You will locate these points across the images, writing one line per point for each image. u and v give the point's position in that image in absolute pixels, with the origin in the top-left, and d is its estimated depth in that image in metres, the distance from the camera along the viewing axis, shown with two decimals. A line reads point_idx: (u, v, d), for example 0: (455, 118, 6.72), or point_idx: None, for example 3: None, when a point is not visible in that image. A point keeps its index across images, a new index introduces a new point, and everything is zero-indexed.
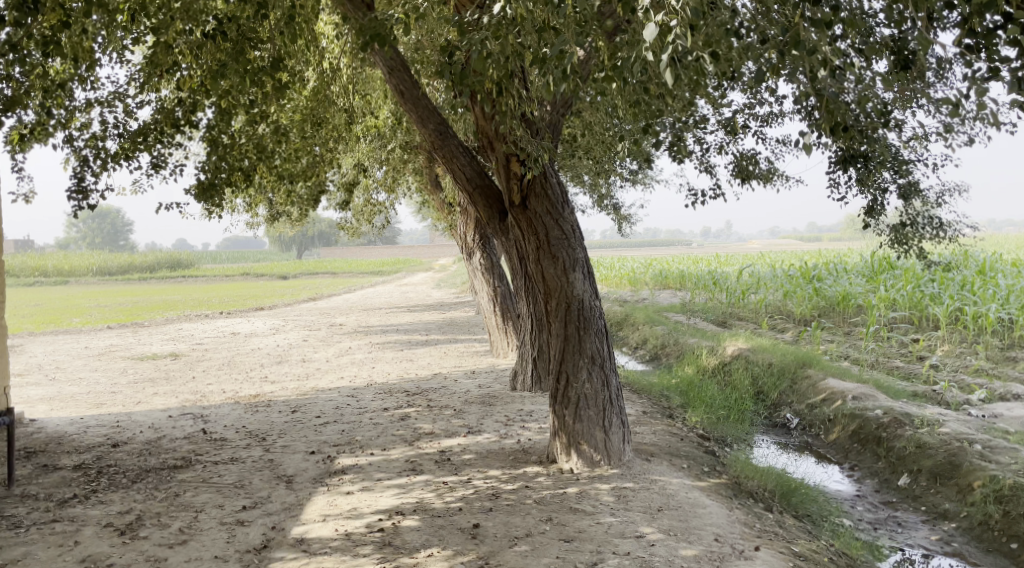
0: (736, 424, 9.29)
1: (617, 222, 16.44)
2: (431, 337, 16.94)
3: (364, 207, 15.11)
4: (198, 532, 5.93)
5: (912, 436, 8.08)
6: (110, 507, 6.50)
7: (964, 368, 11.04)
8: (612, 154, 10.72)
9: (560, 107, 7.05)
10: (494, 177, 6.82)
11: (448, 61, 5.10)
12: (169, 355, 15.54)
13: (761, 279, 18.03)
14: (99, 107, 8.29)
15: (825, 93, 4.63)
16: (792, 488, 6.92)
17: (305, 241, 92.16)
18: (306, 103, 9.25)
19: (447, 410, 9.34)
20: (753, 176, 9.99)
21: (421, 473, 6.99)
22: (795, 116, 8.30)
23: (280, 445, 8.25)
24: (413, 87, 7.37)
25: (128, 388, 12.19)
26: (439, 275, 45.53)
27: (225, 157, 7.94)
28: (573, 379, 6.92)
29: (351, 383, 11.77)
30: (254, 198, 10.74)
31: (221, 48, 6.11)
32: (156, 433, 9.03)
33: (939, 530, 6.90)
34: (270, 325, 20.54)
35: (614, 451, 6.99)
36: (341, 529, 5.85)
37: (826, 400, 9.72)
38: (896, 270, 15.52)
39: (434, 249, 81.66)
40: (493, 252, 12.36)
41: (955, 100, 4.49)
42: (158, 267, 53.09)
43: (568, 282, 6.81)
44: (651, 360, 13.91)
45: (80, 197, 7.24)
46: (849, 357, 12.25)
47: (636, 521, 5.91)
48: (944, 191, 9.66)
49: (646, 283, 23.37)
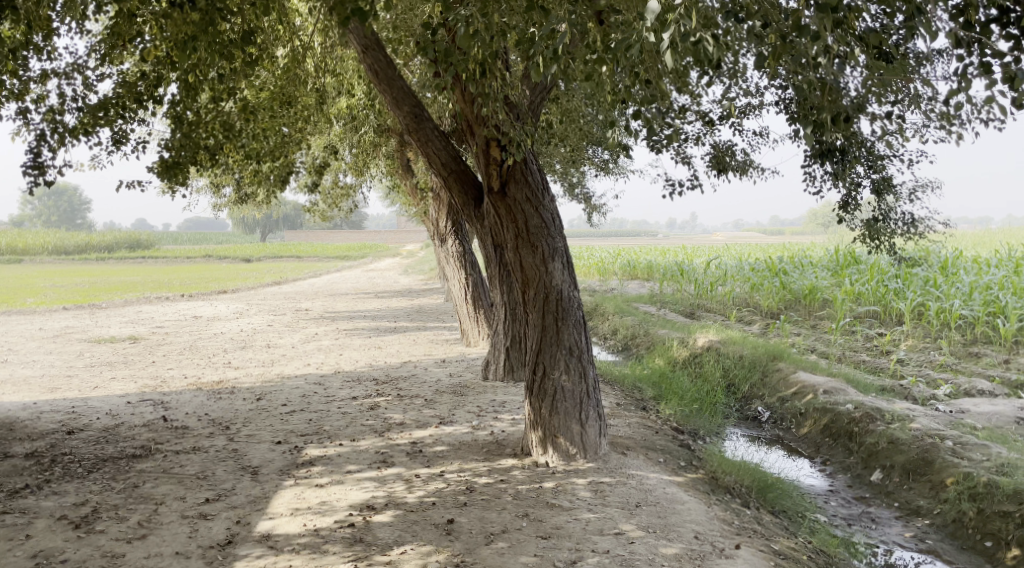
0: (708, 418, 9.22)
1: (587, 211, 16.33)
2: (398, 324, 16.67)
3: (332, 191, 14.81)
4: (159, 526, 5.67)
5: (884, 431, 8.06)
6: (64, 498, 6.21)
7: (929, 363, 11.10)
8: (587, 142, 10.54)
9: (540, 90, 6.87)
10: (472, 163, 6.58)
11: (430, 39, 4.82)
12: (128, 338, 15.08)
13: (728, 271, 18.05)
14: (57, 79, 7.92)
15: (816, 84, 4.46)
16: (768, 484, 6.83)
17: (268, 224, 90.85)
18: (275, 81, 8.95)
19: (417, 400, 9.13)
20: (729, 168, 9.89)
21: (392, 465, 6.79)
22: (772, 107, 8.17)
23: (244, 434, 7.99)
24: (389, 67, 7.11)
25: (84, 372, 11.77)
26: (405, 262, 45.13)
27: (190, 135, 7.66)
28: (550, 371, 6.76)
29: (317, 370, 11.50)
30: (219, 178, 10.40)
31: (189, 19, 5.77)
32: (114, 421, 8.69)
33: (912, 527, 6.87)
34: (233, 309, 20.12)
35: (590, 445, 6.85)
36: (310, 525, 5.63)
37: (797, 393, 9.69)
38: (861, 266, 15.60)
39: (399, 234, 81.08)
40: (464, 239, 12.13)
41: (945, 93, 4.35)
42: (116, 246, 51.86)
43: (548, 272, 6.64)
44: (621, 351, 13.82)
45: (36, 173, 6.88)
46: (817, 350, 12.27)
47: (614, 518, 5.77)
48: (916, 186, 9.63)
49: (614, 273, 23.31)
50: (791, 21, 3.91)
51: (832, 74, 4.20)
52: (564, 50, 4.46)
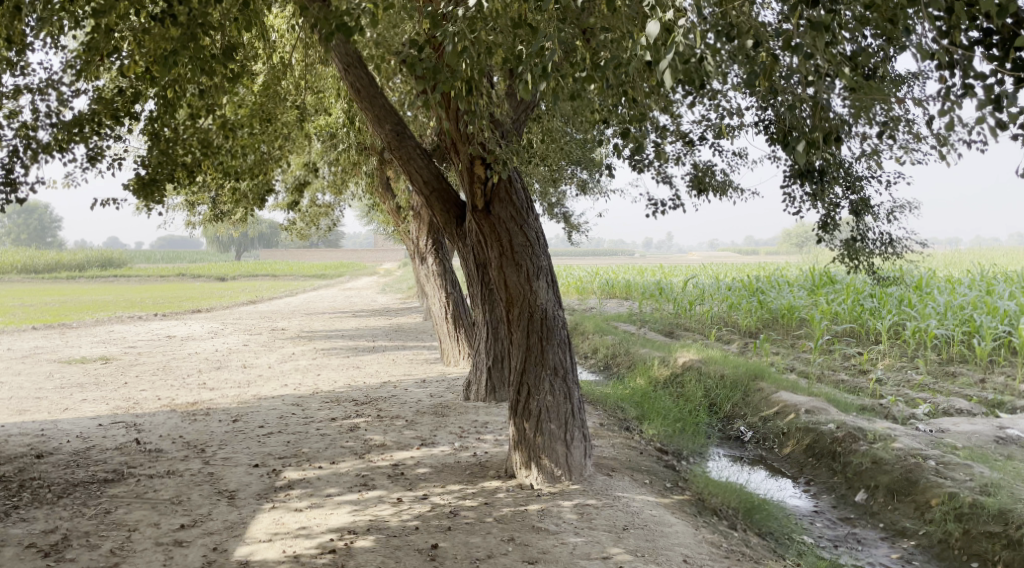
0: (691, 437, 9.15)
1: (567, 230, 16.31)
2: (376, 343, 16.48)
3: (310, 209, 14.68)
4: (132, 553, 5.48)
5: (868, 451, 8.03)
6: (33, 525, 6.00)
7: (907, 383, 11.11)
8: (567, 160, 10.49)
9: (523, 107, 6.86)
10: (456, 181, 6.51)
11: (416, 55, 4.72)
12: (99, 358, 14.78)
13: (707, 289, 18.07)
14: (31, 95, 7.79)
15: (801, 103, 4.42)
16: (755, 505, 6.76)
17: (242, 242, 90.16)
18: (254, 98, 8.85)
19: (397, 421, 8.98)
20: (710, 188, 9.89)
21: (373, 489, 6.63)
22: (753, 128, 8.17)
23: (220, 457, 7.80)
24: (371, 85, 7.04)
25: (54, 394, 11.49)
26: (381, 280, 44.83)
27: (169, 152, 7.58)
28: (535, 392, 6.67)
29: (295, 391, 11.29)
30: (195, 195, 10.25)
31: (171, 34, 5.66)
32: (85, 444, 8.47)
33: (899, 548, 6.82)
34: (208, 328, 19.83)
35: (575, 466, 6.76)
36: (289, 551, 5.47)
37: (779, 413, 9.65)
38: (837, 285, 15.69)
39: (375, 253, 80.80)
40: (445, 258, 12.02)
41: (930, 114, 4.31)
42: (87, 265, 51.11)
43: (532, 290, 6.56)
44: (602, 370, 13.75)
45: (8, 190, 6.72)
46: (796, 369, 12.26)
47: (601, 541, 5.67)
48: (894, 206, 9.67)
49: (593, 292, 23.28)
50: (781, 41, 3.85)
51: (822, 92, 4.13)
52: (553, 67, 4.40)
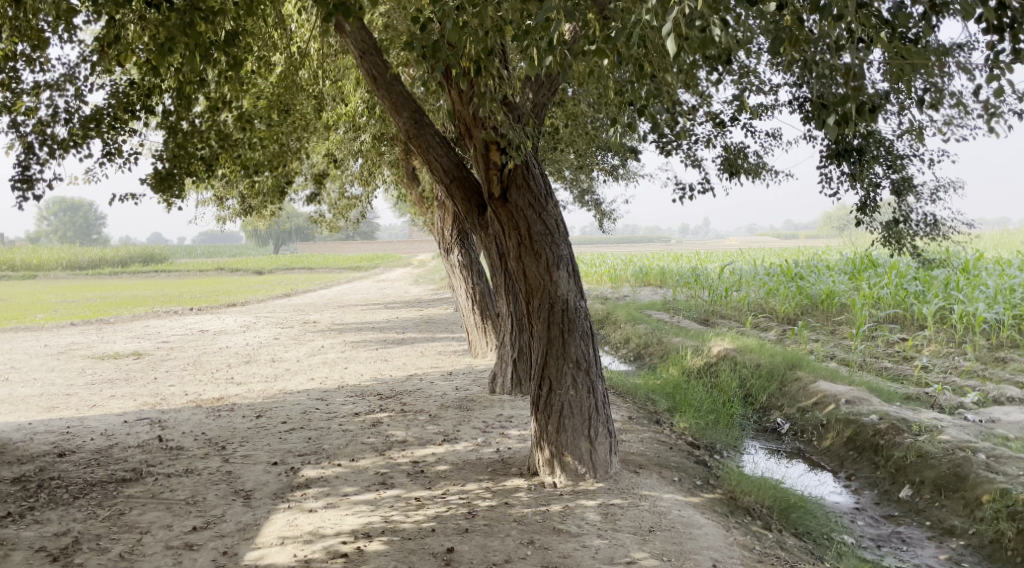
0: (724, 430, 8.78)
1: (598, 218, 15.94)
2: (406, 335, 16.29)
3: (338, 201, 14.52)
4: (141, 558, 5.35)
5: (912, 445, 7.60)
6: (46, 527, 5.90)
7: (955, 369, 10.60)
8: (593, 147, 10.12)
9: (543, 89, 6.52)
10: (472, 168, 6.21)
11: (419, 33, 4.44)
12: (132, 354, 14.83)
13: (743, 276, 17.55)
14: (48, 91, 7.70)
15: (834, 70, 4.03)
16: (791, 504, 6.41)
17: (280, 235, 90.90)
18: (272, 89, 8.67)
19: (421, 416, 8.76)
20: (741, 171, 9.48)
21: (391, 488, 6.43)
22: (789, 106, 7.78)
23: (241, 454, 7.66)
24: (387, 72, 6.78)
25: (85, 390, 11.50)
26: (417, 271, 44.63)
27: (185, 145, 7.38)
28: (556, 387, 6.40)
29: (321, 385, 11.16)
30: (218, 189, 10.14)
31: (169, 21, 5.46)
32: (108, 441, 8.41)
33: (947, 548, 6.43)
34: (239, 322, 19.85)
35: (600, 463, 6.48)
36: (300, 555, 5.28)
37: (818, 403, 9.22)
38: (879, 269, 15.08)
39: (410, 245, 81.13)
40: (471, 248, 11.75)
41: (975, 85, 3.91)
42: (130, 261, 51.93)
43: (552, 281, 6.28)
44: (635, 360, 13.39)
45: (25, 187, 6.61)
46: (836, 357, 11.78)
47: (626, 545, 5.40)
48: (939, 186, 9.18)
49: (627, 280, 22.84)
50: (811, 2, 3.49)
51: (858, 58, 3.75)
52: (560, 41, 4.10)
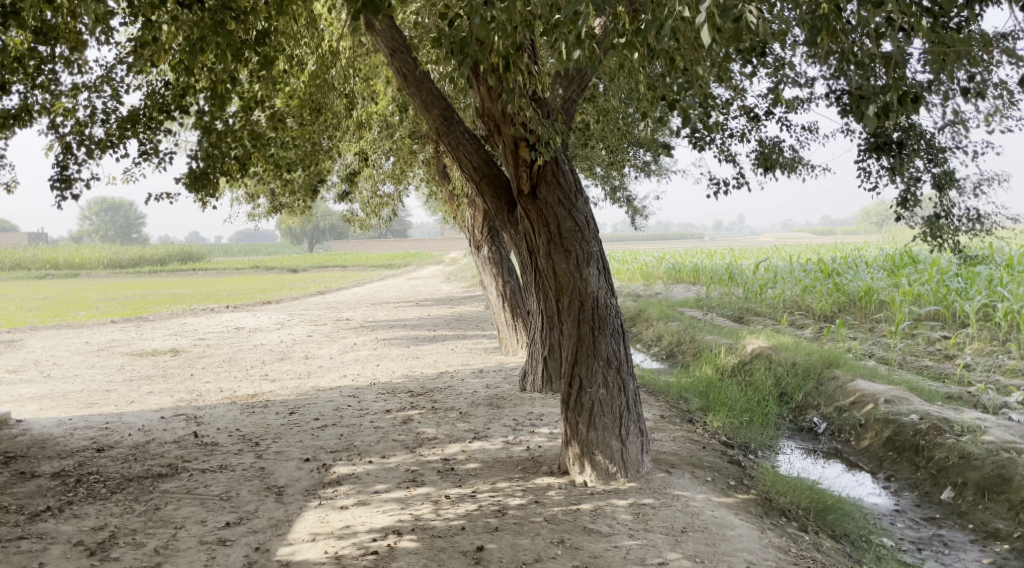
0: (759, 429, 8.65)
1: (630, 214, 15.82)
2: (438, 333, 16.33)
3: (370, 199, 14.56)
4: (175, 552, 5.40)
5: (954, 445, 7.42)
6: (83, 522, 5.99)
7: (999, 368, 10.33)
8: (625, 143, 10.02)
9: (571, 86, 6.46)
10: (501, 164, 6.17)
11: (447, 29, 4.41)
12: (169, 351, 15.02)
13: (779, 272, 17.30)
14: (86, 92, 7.81)
15: (874, 59, 3.91)
16: (827, 505, 6.28)
17: (315, 233, 91.70)
18: (304, 87, 8.69)
19: (451, 414, 8.76)
20: (777, 165, 9.32)
21: (422, 485, 6.42)
22: (826, 98, 7.64)
23: (273, 451, 7.71)
24: (417, 70, 6.75)
25: (123, 387, 11.67)
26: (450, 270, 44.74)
27: (219, 144, 7.43)
28: (586, 385, 6.35)
29: (353, 382, 11.21)
30: (251, 187, 10.22)
31: (202, 21, 5.47)
32: (145, 437, 8.53)
33: (990, 552, 6.27)
34: (274, 320, 20.02)
35: (631, 462, 6.41)
36: (331, 552, 5.30)
37: (856, 403, 9.03)
38: (919, 266, 14.77)
39: (443, 241, 81.35)
40: (501, 246, 11.72)
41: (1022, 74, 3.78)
42: (169, 259, 52.74)
43: (582, 278, 6.24)
44: (667, 358, 13.25)
45: (63, 187, 6.71)
46: (874, 355, 11.55)
47: (658, 546, 5.33)
48: (981, 179, 8.95)
49: (660, 278, 22.64)
50: None
51: (899, 47, 3.64)
52: (590, 35, 4.04)
